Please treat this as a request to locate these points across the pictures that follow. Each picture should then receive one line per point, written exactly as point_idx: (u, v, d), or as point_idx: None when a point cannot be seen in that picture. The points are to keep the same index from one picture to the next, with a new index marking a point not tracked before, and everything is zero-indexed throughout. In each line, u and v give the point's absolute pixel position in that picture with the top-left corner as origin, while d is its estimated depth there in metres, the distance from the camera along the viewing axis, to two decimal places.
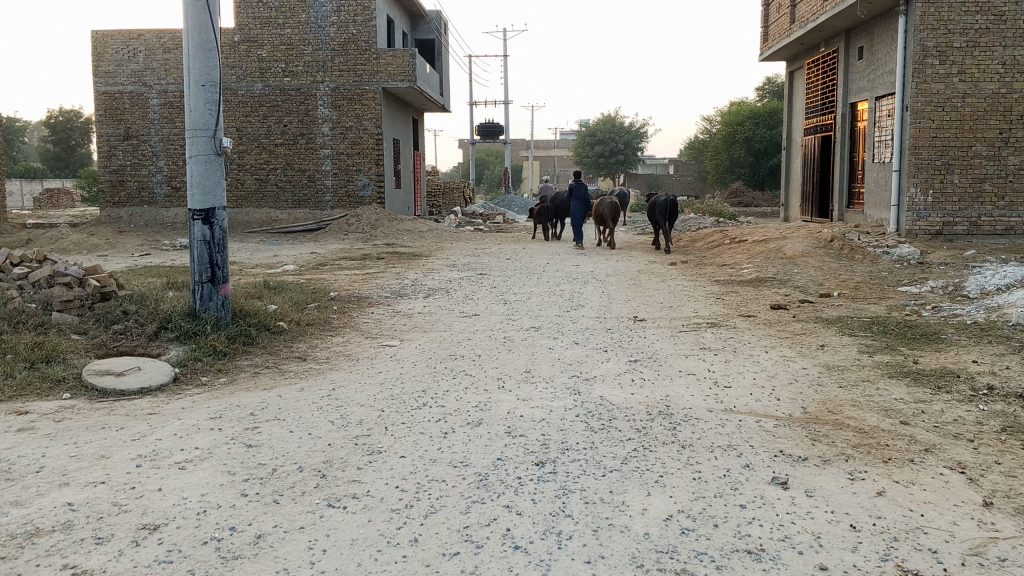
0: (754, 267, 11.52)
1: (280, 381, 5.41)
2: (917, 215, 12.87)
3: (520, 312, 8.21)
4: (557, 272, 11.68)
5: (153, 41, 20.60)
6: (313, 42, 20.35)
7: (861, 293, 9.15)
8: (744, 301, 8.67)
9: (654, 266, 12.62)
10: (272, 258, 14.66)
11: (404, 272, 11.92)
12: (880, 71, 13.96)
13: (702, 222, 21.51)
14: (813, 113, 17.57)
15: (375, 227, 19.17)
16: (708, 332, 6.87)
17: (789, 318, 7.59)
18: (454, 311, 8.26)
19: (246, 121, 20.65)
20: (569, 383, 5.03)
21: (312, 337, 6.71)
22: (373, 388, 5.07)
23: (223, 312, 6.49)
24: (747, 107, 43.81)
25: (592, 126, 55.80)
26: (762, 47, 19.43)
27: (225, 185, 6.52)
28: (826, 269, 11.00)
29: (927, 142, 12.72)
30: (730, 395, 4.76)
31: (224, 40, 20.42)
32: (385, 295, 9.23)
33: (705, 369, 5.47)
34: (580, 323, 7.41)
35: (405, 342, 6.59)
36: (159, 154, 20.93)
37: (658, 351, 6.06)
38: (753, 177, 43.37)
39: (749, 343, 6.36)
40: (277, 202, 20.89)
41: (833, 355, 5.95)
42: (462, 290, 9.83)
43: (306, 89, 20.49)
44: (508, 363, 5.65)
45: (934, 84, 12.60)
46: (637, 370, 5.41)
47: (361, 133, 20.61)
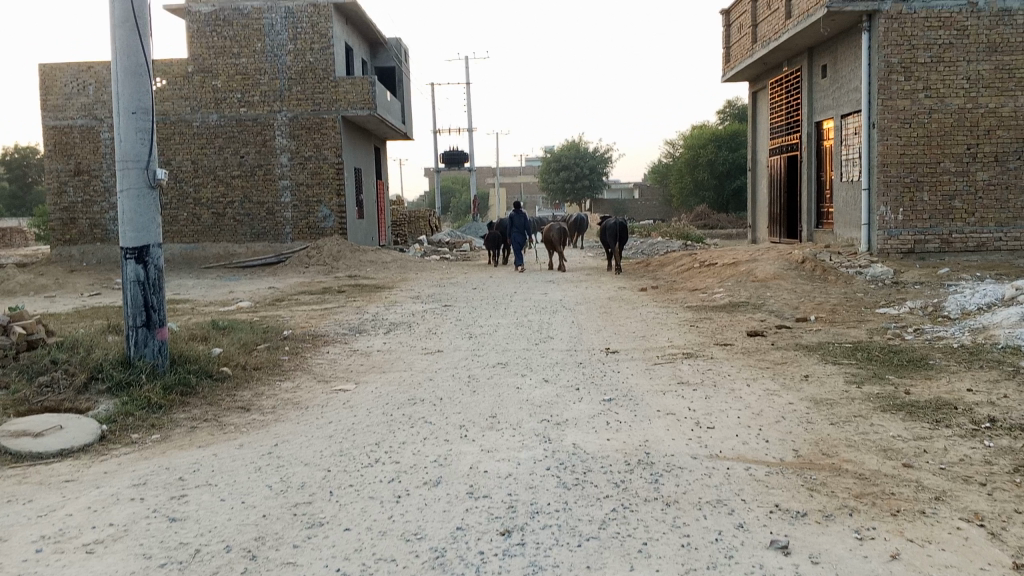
0: (726, 292, 11.19)
1: (218, 437, 4.90)
2: (888, 233, 12.66)
3: (485, 347, 7.73)
4: (525, 302, 11.25)
5: (103, 74, 19.98)
6: (269, 71, 19.90)
7: (839, 316, 8.82)
8: (719, 328, 8.28)
9: (624, 292, 12.24)
10: (228, 295, 14.08)
11: (365, 305, 11.41)
12: (845, 89, 13.83)
13: (670, 246, 21.27)
14: (779, 132, 17.42)
15: (336, 258, 18.63)
16: (684, 364, 6.45)
17: (768, 346, 7.20)
18: (415, 347, 7.78)
19: (201, 153, 20.08)
20: (538, 429, 4.57)
21: (259, 383, 6.20)
22: (322, 443, 4.56)
23: (162, 358, 5.97)
24: (710, 130, 44.02)
25: (557, 151, 55.83)
26: (724, 68, 19.33)
27: (161, 220, 6.02)
28: (799, 292, 10.71)
29: (895, 159, 12.55)
30: (714, 438, 4.33)
31: (177, 71, 19.88)
32: (343, 332, 8.73)
33: (685, 407, 5.04)
34: (550, 358, 6.97)
35: (360, 385, 6.09)
36: (111, 189, 20.26)
37: (634, 387, 5.63)
38: (718, 199, 43.49)
39: (729, 375, 5.95)
40: (235, 235, 20.31)
41: (820, 387, 5.56)
42: (425, 324, 9.37)
43: (262, 119, 20.00)
44: (473, 407, 5.18)
45: (899, 100, 12.45)
46: (611, 411, 4.96)
47: (320, 163, 20.13)
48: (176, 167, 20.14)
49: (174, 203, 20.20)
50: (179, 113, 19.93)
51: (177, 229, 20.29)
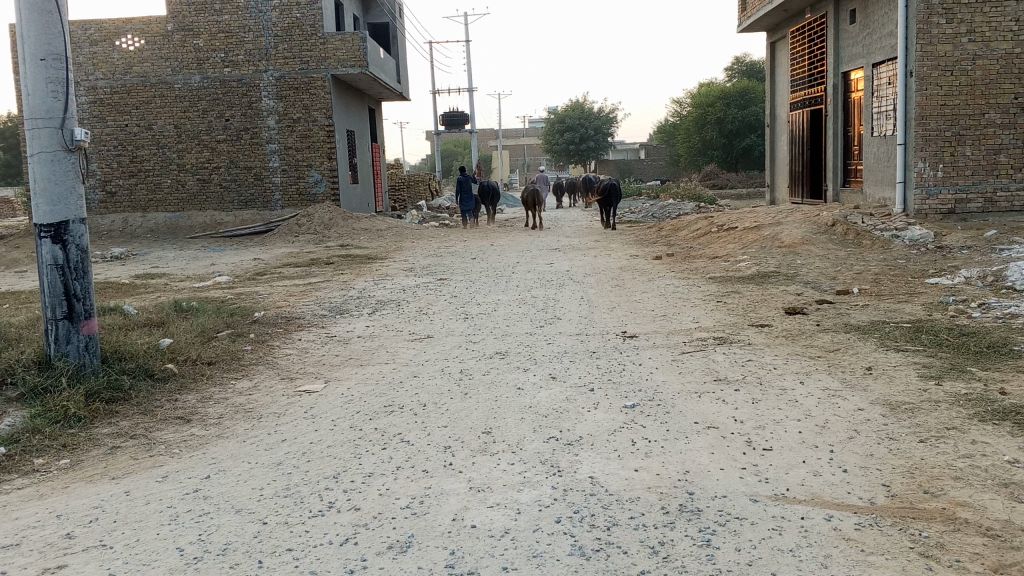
0: (751, 260, 10.13)
1: (142, 464, 3.88)
2: (926, 192, 11.50)
3: (482, 331, 6.69)
4: (528, 274, 10.19)
5: (77, 33, 18.74)
6: (253, 28, 18.66)
7: (885, 289, 7.74)
8: (751, 305, 7.21)
9: (637, 261, 11.18)
10: (209, 268, 13.04)
11: (352, 280, 10.37)
12: (877, 34, 12.60)
13: (681, 208, 20.14)
14: (800, 84, 16.18)
15: (328, 226, 17.55)
16: (718, 353, 5.40)
17: (813, 328, 6.16)
18: (401, 332, 6.74)
19: (184, 116, 18.93)
20: (544, 455, 3.53)
21: (209, 383, 5.17)
22: (265, 476, 3.54)
23: (91, 357, 4.94)
24: (719, 87, 42.55)
25: (560, 112, 54.41)
26: (740, 16, 18.04)
27: (82, 191, 4.98)
28: (833, 259, 9.66)
29: (935, 110, 11.36)
30: (777, 471, 3.30)
31: (156, 29, 18.68)
32: (322, 312, 7.71)
33: (729, 417, 4.00)
34: (557, 345, 5.93)
35: (330, 387, 5.06)
36: (90, 156, 19.13)
37: (660, 386, 4.59)
38: (726, 158, 42.20)
39: (774, 370, 4.90)
40: (222, 203, 19.25)
41: (890, 386, 4.50)
42: (416, 302, 8.34)
43: (248, 79, 18.80)
44: (463, 417, 4.16)
45: (940, 45, 11.23)
46: (636, 423, 3.94)
47: (310, 125, 18.98)
48: (158, 132, 19.00)
49: (157, 170, 19.10)
50: (159, 74, 18.76)
51: (161, 198, 19.20)
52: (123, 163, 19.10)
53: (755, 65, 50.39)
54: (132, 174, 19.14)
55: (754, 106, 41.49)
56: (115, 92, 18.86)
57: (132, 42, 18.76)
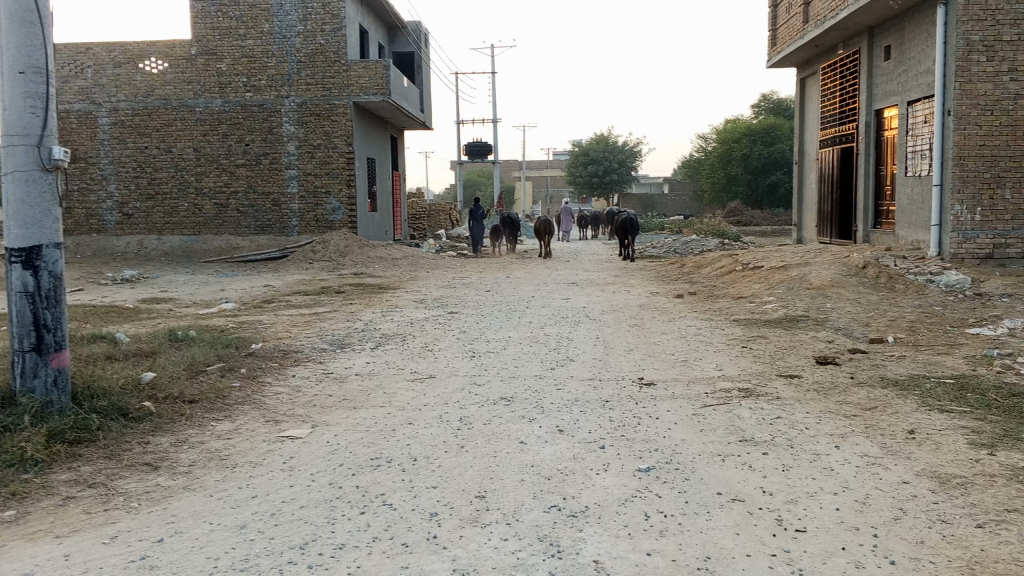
0: (777, 302, 9.64)
1: (93, 520, 3.45)
2: (963, 236, 10.97)
3: (489, 373, 6.25)
4: (543, 310, 9.76)
5: (101, 55, 18.71)
6: (277, 53, 18.56)
7: (923, 339, 7.23)
8: (778, 352, 6.73)
9: (658, 300, 10.71)
10: (218, 295, 12.73)
11: (360, 311, 9.99)
12: (913, 72, 12.17)
13: (704, 245, 19.67)
14: (830, 121, 15.74)
15: (343, 254, 17.23)
16: (743, 408, 4.93)
17: (847, 381, 5.67)
18: (402, 370, 6.32)
19: (203, 140, 18.79)
20: (543, 530, 3.08)
21: (187, 426, 4.77)
22: (225, 542, 3.11)
23: (60, 393, 4.55)
24: (744, 123, 42.22)
25: (585, 145, 54.27)
26: (770, 51, 17.69)
27: (58, 214, 4.65)
28: (866, 304, 9.15)
29: (973, 150, 10.88)
30: (812, 560, 2.83)
31: (180, 52, 18.61)
32: (322, 347, 7.31)
33: (756, 488, 3.53)
34: (568, 393, 5.48)
35: (316, 433, 4.64)
36: (109, 177, 19.01)
37: (678, 446, 4.12)
38: (751, 195, 41.72)
39: (806, 431, 4.42)
40: (238, 228, 19.03)
41: (937, 454, 4.00)
42: (424, 338, 7.92)
43: (269, 104, 18.66)
44: (456, 476, 3.72)
45: (980, 83, 10.78)
46: (650, 491, 3.48)
47: (330, 152, 18.77)
48: (177, 154, 18.86)
49: (175, 192, 18.94)
50: (181, 97, 18.67)
51: (178, 221, 19.02)
52: (141, 186, 18.96)
53: (781, 103, 50.10)
54: (150, 196, 19.00)
55: (780, 143, 41.07)
56: (136, 114, 18.77)
57: (155, 65, 18.70)
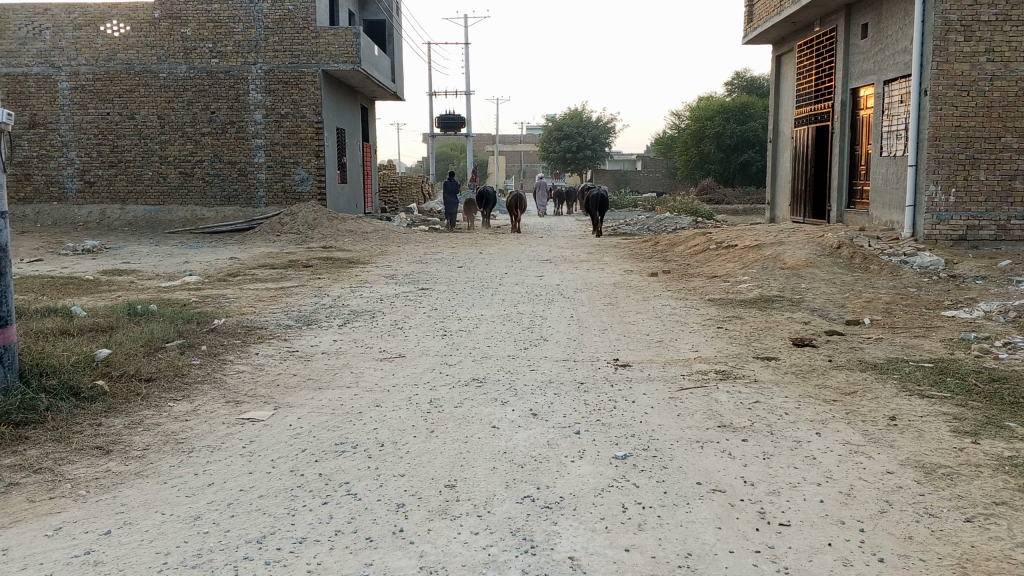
0: (752, 282, 9.55)
1: (36, 509, 3.23)
2: (937, 217, 10.94)
3: (460, 352, 6.07)
4: (515, 287, 9.59)
5: (61, 17, 18.08)
6: (243, 19, 18.06)
7: (898, 321, 7.17)
8: (754, 333, 6.62)
9: (632, 278, 10.58)
10: (181, 267, 12.39)
11: (328, 286, 9.75)
12: (890, 51, 12.08)
13: (678, 222, 19.58)
14: (806, 100, 15.64)
15: (312, 227, 16.90)
16: (720, 391, 4.80)
17: (824, 364, 5.57)
18: (370, 349, 6.12)
19: (168, 107, 18.27)
20: (515, 523, 2.92)
21: (142, 406, 4.54)
22: (176, 535, 2.92)
23: (5, 371, 4.29)
24: (718, 101, 42.16)
25: (558, 120, 53.95)
26: (746, 28, 17.53)
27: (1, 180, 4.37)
28: (840, 284, 9.08)
29: (949, 131, 10.83)
30: (797, 557, 2.70)
31: (143, 15, 18.03)
32: (287, 322, 7.08)
33: (737, 478, 3.40)
34: (542, 373, 5.32)
35: (279, 415, 4.44)
36: (69, 144, 18.45)
37: (656, 432, 3.98)
38: (724, 173, 41.75)
39: (786, 416, 4.31)
40: (204, 198, 18.59)
41: (920, 443, 3.90)
42: (393, 314, 7.72)
43: (236, 71, 18.17)
44: (424, 463, 3.55)
45: (957, 64, 10.70)
46: (627, 481, 3.34)
47: (299, 121, 18.36)
48: (140, 122, 18.33)
49: (138, 161, 18.43)
50: (144, 62, 18.11)
51: (141, 190, 18.53)
52: (103, 153, 18.42)
53: (755, 81, 50.08)
54: (112, 164, 18.47)
55: (753, 121, 41.08)
56: (97, 79, 18.19)
57: (117, 28, 18.11)
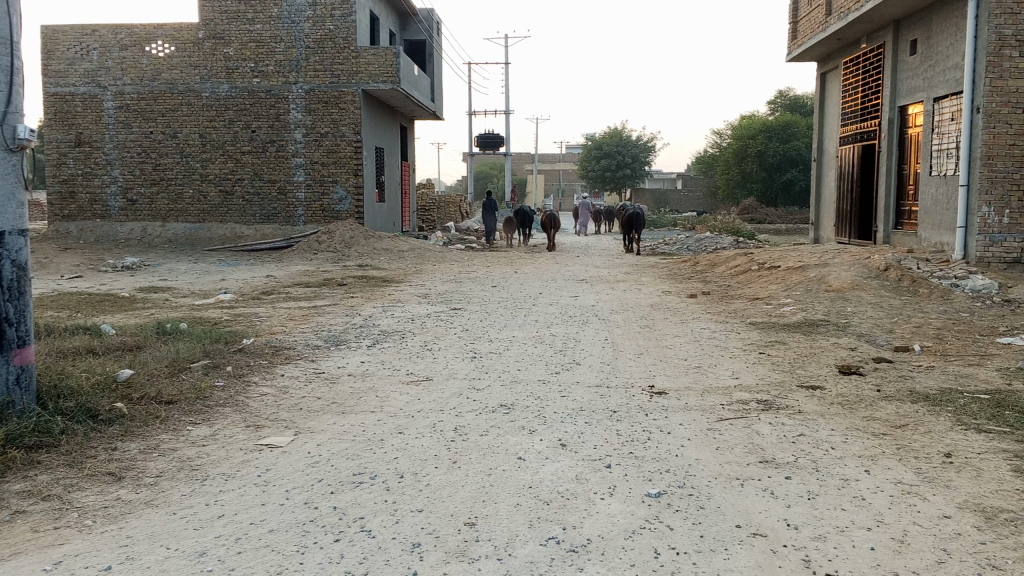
0: (795, 305, 9.23)
1: (38, 539, 3.10)
2: (990, 239, 10.51)
3: (490, 376, 5.87)
4: (550, 308, 9.39)
5: (108, 37, 18.43)
6: (285, 39, 18.22)
7: (952, 348, 6.81)
8: (798, 360, 6.33)
9: (671, 299, 10.31)
10: (218, 284, 12.41)
11: (361, 305, 9.64)
12: (940, 67, 11.71)
13: (719, 242, 19.22)
14: (851, 118, 15.26)
15: (349, 245, 16.89)
16: (762, 423, 4.54)
17: (873, 394, 5.28)
18: (398, 371, 5.97)
19: (210, 126, 18.47)
20: (537, 569, 2.71)
21: (160, 430, 4.43)
22: (178, 573, 2.76)
23: (22, 393, 4.21)
24: (760, 120, 41.65)
25: (598, 139, 53.77)
26: (790, 45, 17.22)
27: (22, 198, 4.32)
28: (888, 308, 8.73)
29: (1003, 150, 10.42)
30: None
31: (187, 36, 18.30)
32: (317, 343, 6.97)
33: (779, 521, 3.15)
34: (574, 400, 5.11)
35: (297, 442, 4.28)
36: (113, 162, 18.73)
37: (692, 467, 3.75)
38: (766, 193, 41.16)
39: (832, 452, 4.04)
40: (243, 216, 18.72)
41: (979, 483, 3.60)
42: (424, 335, 7.56)
43: (277, 91, 18.32)
44: (444, 498, 3.36)
45: (1011, 80, 10.30)
46: (660, 523, 3.11)
47: (338, 140, 18.43)
48: (183, 140, 18.55)
49: (180, 179, 18.64)
50: (187, 81, 18.35)
51: (182, 207, 18.73)
52: (146, 171, 18.67)
53: (798, 100, 49.42)
54: (154, 182, 18.70)
55: (796, 140, 40.47)
56: (142, 98, 18.48)
57: (162, 49, 18.39)
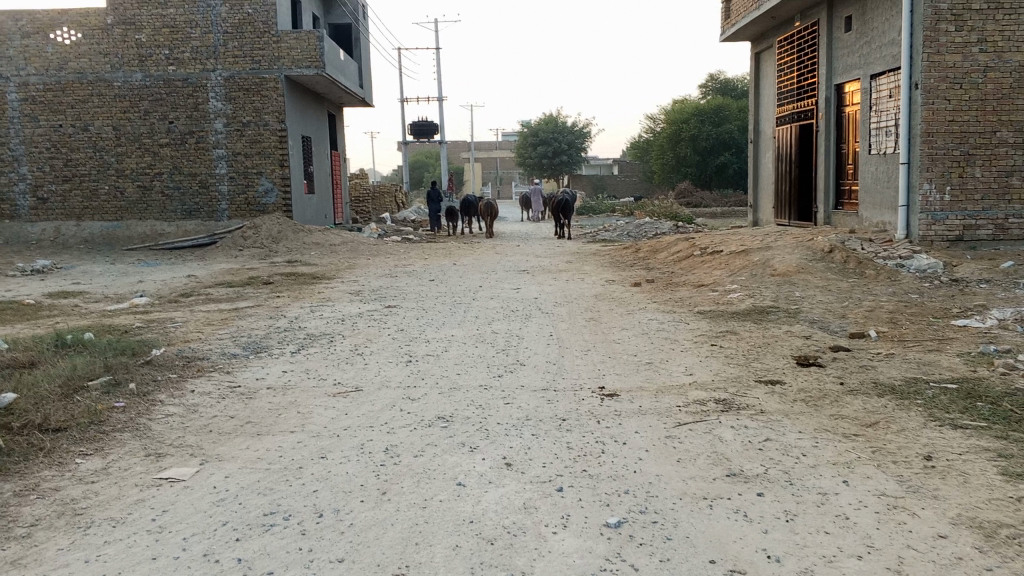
0: (742, 291, 8.93)
1: None
2: (932, 217, 10.39)
3: (425, 383, 5.35)
4: (489, 302, 8.92)
5: (8, 25, 17.21)
6: (201, 24, 17.28)
7: (907, 332, 6.56)
8: (752, 351, 5.99)
9: (614, 288, 9.93)
10: (133, 286, 11.60)
11: (287, 306, 9.02)
12: (876, 44, 11.56)
13: (658, 227, 19.00)
14: (788, 98, 15.11)
15: (276, 240, 16.13)
16: (724, 428, 4.14)
17: (835, 387, 4.96)
18: (324, 381, 5.42)
19: (124, 118, 17.44)
20: None
21: (42, 465, 3.82)
22: None
23: None
24: (693, 103, 41.76)
25: (533, 126, 53.38)
26: (724, 25, 17.00)
27: None
28: (837, 292, 8.49)
29: (942, 126, 10.29)
30: None
31: (95, 23, 17.20)
32: (234, 351, 6.36)
33: (758, 553, 2.74)
34: (518, 409, 4.62)
35: (203, 474, 3.71)
36: (20, 159, 17.56)
37: (652, 487, 3.32)
38: (701, 176, 41.34)
39: (803, 460, 3.66)
40: (164, 212, 17.77)
41: (969, 491, 3.25)
42: (354, 337, 7.02)
43: (194, 79, 17.38)
44: (370, 542, 2.86)
45: (949, 55, 10.16)
46: (623, 561, 2.67)
47: (262, 130, 17.60)
48: (95, 134, 17.48)
49: (94, 175, 17.59)
50: (97, 71, 17.28)
51: (98, 205, 17.68)
52: (56, 167, 17.56)
53: (729, 83, 49.76)
54: (66, 178, 17.60)
55: (728, 123, 40.69)
56: (48, 90, 17.33)
57: (68, 36, 17.26)
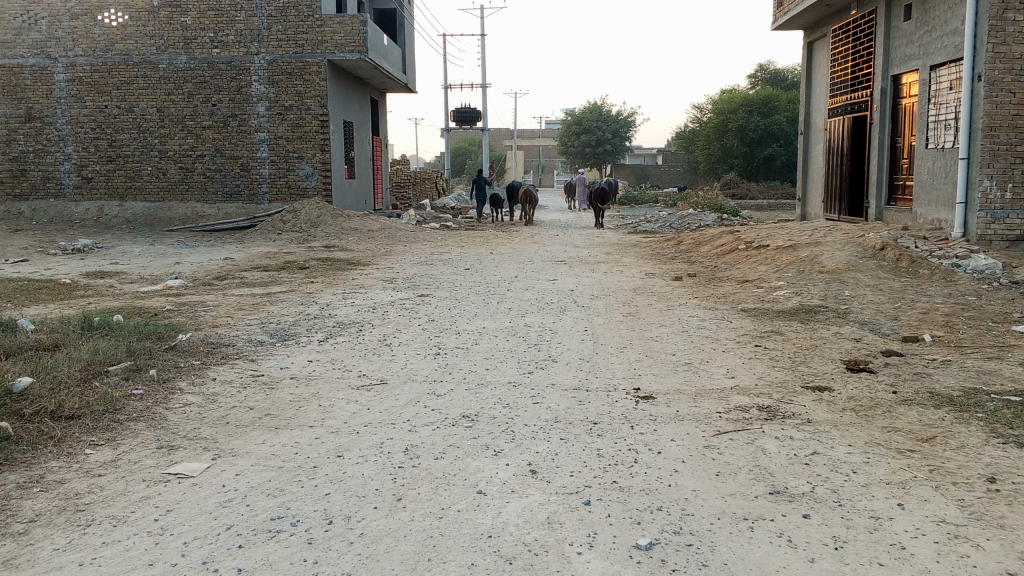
0: (788, 288, 8.57)
1: None
2: (991, 215, 9.90)
3: (452, 378, 5.13)
4: (525, 294, 8.68)
5: (57, 5, 17.32)
6: (246, 7, 17.25)
7: (964, 338, 6.18)
8: (798, 354, 5.68)
9: (654, 282, 9.63)
10: (169, 268, 11.57)
11: (319, 292, 8.88)
12: (937, 33, 11.04)
13: (701, 219, 18.58)
14: (841, 89, 14.58)
15: (314, 224, 16.07)
16: (768, 438, 3.86)
17: (888, 396, 4.64)
18: (349, 373, 5.24)
19: (168, 99, 17.49)
20: None
21: (50, 456, 3.69)
22: None
23: None
24: (741, 93, 40.96)
25: (577, 114, 52.86)
26: (776, 12, 16.47)
27: None
28: (889, 292, 8.10)
29: (1006, 120, 9.77)
30: None
31: (142, 4, 17.25)
32: (261, 339, 6.21)
33: None
34: (548, 410, 4.38)
35: (214, 471, 3.54)
36: (67, 139, 17.72)
37: (688, 503, 3.07)
38: (747, 168, 40.55)
39: (854, 478, 3.37)
40: (205, 194, 17.83)
41: None
42: (384, 327, 6.84)
43: (238, 62, 17.36)
44: (380, 556, 2.65)
45: (1016, 45, 9.64)
46: None
47: (303, 114, 17.54)
48: (140, 115, 17.56)
49: (137, 156, 17.68)
50: (143, 52, 17.34)
51: (140, 186, 17.79)
52: (101, 147, 17.69)
53: (779, 74, 48.74)
54: (110, 159, 17.73)
55: (777, 115, 39.84)
56: (94, 70, 17.44)
57: (115, 17, 17.33)
